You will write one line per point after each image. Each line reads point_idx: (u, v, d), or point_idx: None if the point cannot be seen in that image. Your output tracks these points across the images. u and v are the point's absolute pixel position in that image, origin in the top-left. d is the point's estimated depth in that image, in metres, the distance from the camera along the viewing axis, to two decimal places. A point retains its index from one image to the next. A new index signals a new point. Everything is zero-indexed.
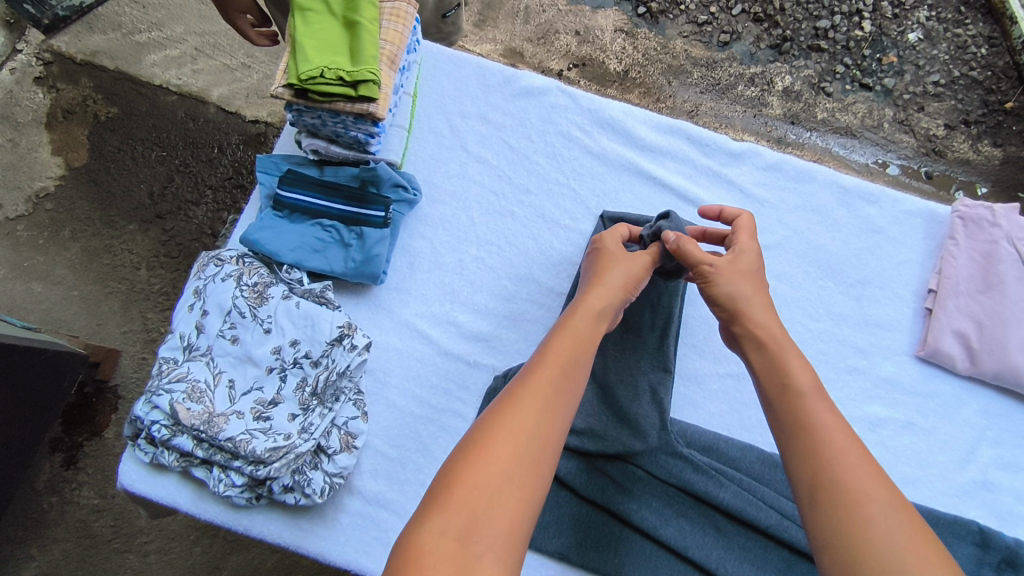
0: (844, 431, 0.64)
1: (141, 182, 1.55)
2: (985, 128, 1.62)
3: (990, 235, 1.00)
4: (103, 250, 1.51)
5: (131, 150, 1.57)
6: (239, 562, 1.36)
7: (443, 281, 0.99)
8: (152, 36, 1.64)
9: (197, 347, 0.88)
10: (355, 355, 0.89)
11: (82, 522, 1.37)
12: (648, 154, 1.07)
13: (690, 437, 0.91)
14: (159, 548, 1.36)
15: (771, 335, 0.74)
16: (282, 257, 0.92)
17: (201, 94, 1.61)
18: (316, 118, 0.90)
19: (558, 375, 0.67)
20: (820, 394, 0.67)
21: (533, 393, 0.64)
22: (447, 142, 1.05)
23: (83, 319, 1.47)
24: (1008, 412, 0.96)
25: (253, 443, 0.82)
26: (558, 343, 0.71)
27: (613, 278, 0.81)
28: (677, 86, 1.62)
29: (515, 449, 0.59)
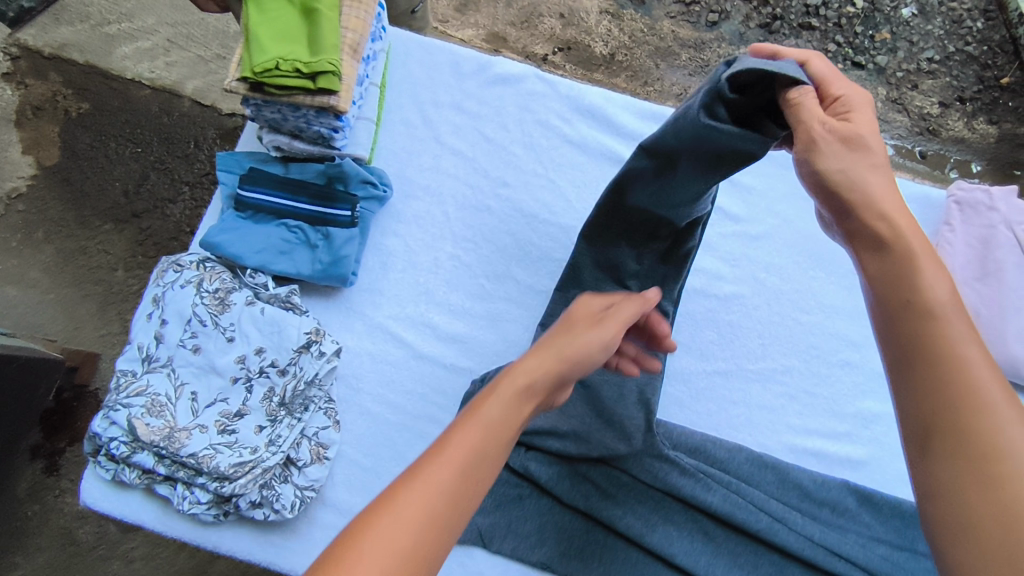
0: (987, 363, 0.49)
1: (115, 180, 1.49)
2: (980, 105, 1.58)
3: (987, 218, 0.95)
4: (77, 252, 1.46)
5: (104, 148, 1.51)
6: (226, 567, 1.33)
7: (417, 281, 0.94)
8: (122, 28, 1.57)
9: (156, 359, 0.83)
10: (323, 362, 0.86)
11: (64, 530, 1.33)
12: (630, 142, 1.01)
13: (675, 439, 0.88)
14: (144, 554, 1.33)
15: (894, 230, 0.54)
16: (245, 259, 0.87)
17: (175, 88, 1.55)
18: (276, 112, 0.85)
19: (486, 442, 0.53)
20: (957, 310, 0.51)
21: (450, 460, 0.51)
22: (420, 133, 1.00)
23: (59, 324, 1.42)
24: None
25: (217, 459, 0.79)
26: (496, 399, 0.57)
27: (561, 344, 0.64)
28: (665, 69, 1.57)
29: (408, 538, 0.46)
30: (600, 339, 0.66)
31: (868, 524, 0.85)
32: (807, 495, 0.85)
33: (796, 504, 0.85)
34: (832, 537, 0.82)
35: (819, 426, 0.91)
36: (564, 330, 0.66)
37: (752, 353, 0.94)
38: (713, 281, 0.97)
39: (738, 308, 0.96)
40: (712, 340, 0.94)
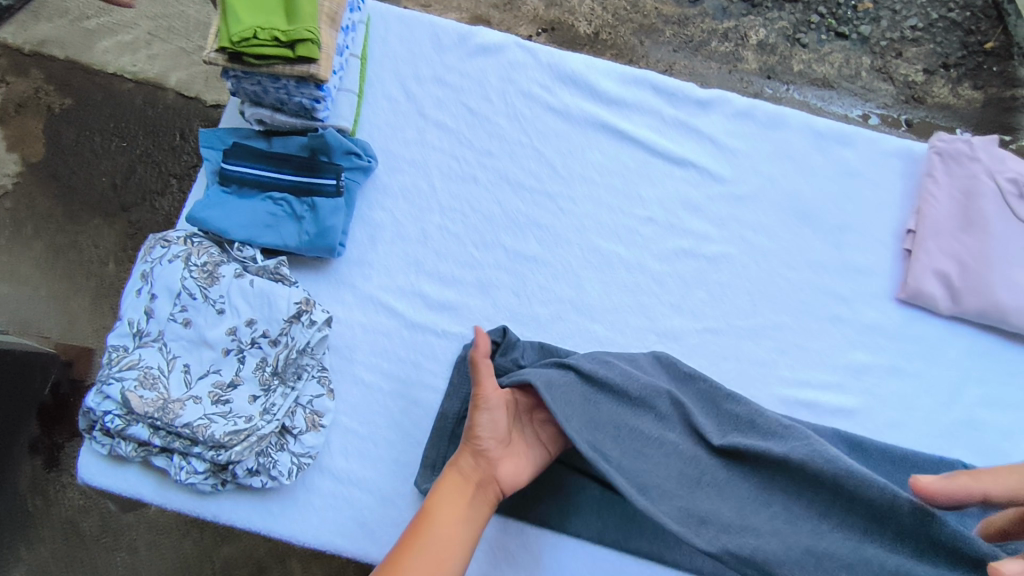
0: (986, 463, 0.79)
1: (102, 174, 1.48)
2: (965, 70, 1.58)
3: (969, 170, 0.95)
4: (68, 247, 1.46)
5: (89, 142, 1.49)
6: (234, 552, 1.33)
7: (406, 252, 0.93)
8: (101, 22, 1.55)
9: (147, 333, 0.84)
10: (315, 331, 0.86)
11: (70, 522, 1.33)
12: (613, 108, 0.99)
13: None
14: (149, 543, 1.33)
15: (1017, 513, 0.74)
16: (232, 234, 0.88)
17: (158, 80, 1.53)
18: (256, 85, 0.85)
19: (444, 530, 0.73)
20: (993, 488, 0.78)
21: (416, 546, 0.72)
22: (404, 107, 0.98)
23: (52, 318, 1.42)
24: (993, 351, 0.93)
25: (212, 428, 0.80)
26: (445, 491, 0.76)
27: (483, 423, 0.78)
28: (650, 46, 1.58)
29: None
30: (497, 416, 0.79)
31: None
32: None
33: None
34: None
35: (811, 378, 0.92)
36: (476, 410, 0.79)
37: (741, 310, 0.93)
38: (700, 242, 0.95)
39: (727, 267, 0.94)
40: (703, 300, 0.93)
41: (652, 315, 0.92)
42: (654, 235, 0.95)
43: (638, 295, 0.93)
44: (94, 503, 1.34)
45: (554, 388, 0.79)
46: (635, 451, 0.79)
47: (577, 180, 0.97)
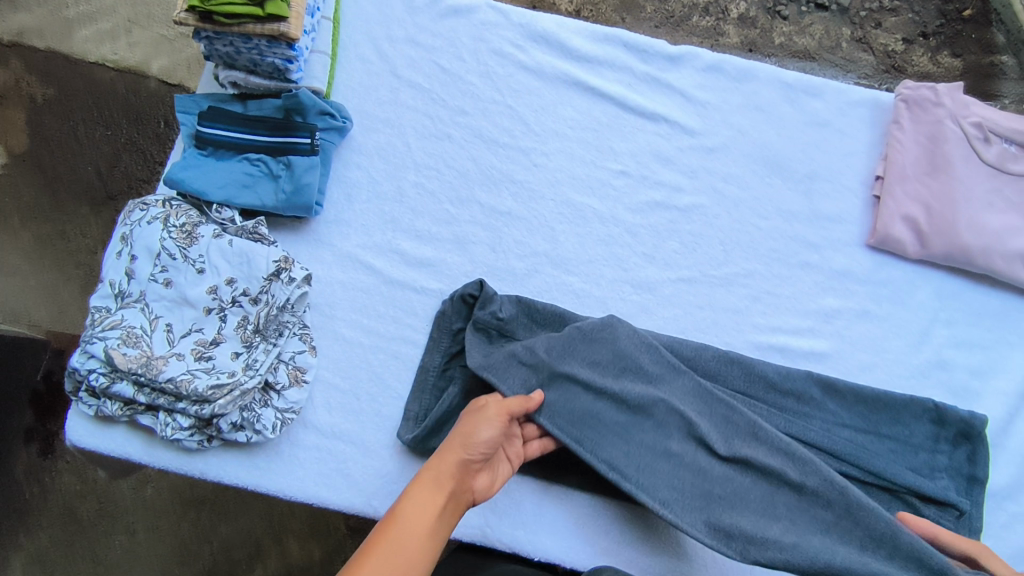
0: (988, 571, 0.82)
1: (87, 163, 1.44)
2: (944, 38, 1.53)
3: (934, 115, 0.96)
4: (55, 236, 1.41)
5: (73, 131, 1.45)
6: (230, 533, 1.30)
7: (384, 210, 0.95)
8: (80, 11, 1.49)
9: (130, 294, 0.85)
10: (294, 288, 0.87)
11: (67, 508, 1.31)
12: (585, 65, 1.01)
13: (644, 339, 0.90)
14: (147, 527, 1.30)
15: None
16: (210, 195, 0.89)
17: (140, 69, 1.47)
18: (228, 45, 0.86)
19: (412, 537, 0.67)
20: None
21: (380, 553, 0.64)
22: (376, 68, 1.00)
23: (42, 308, 1.38)
24: (959, 293, 0.96)
25: (195, 383, 0.81)
26: (417, 493, 0.70)
27: (480, 432, 0.75)
28: (632, 23, 1.51)
29: None
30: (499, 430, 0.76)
31: (833, 411, 0.89)
32: (772, 386, 0.89)
33: (762, 395, 0.89)
34: (797, 428, 0.87)
35: (783, 323, 0.94)
36: (476, 417, 0.77)
37: (714, 259, 0.95)
38: (673, 194, 0.97)
39: (699, 218, 0.96)
40: (675, 250, 0.95)
41: (626, 266, 0.95)
42: (627, 188, 0.97)
43: (612, 247, 0.95)
44: (90, 487, 1.30)
45: (556, 413, 0.83)
46: (649, 466, 0.83)
47: (551, 136, 0.98)
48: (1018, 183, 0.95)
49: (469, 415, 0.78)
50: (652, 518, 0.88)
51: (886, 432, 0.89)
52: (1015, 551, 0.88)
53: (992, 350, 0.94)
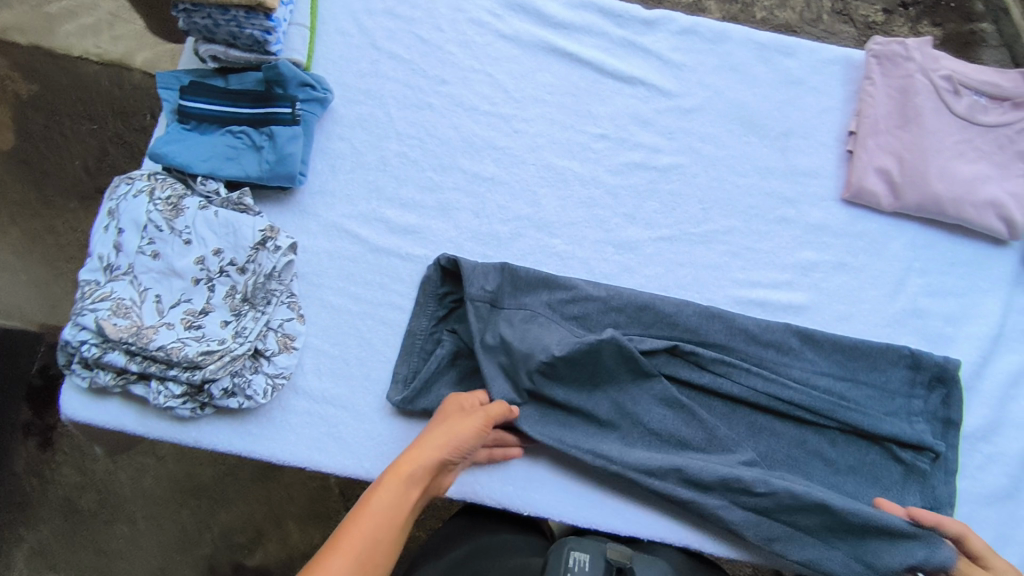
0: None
1: (75, 157, 1.42)
2: (923, 8, 1.50)
3: (905, 69, 0.99)
4: (46, 232, 1.40)
5: (59, 127, 1.42)
6: (230, 519, 1.30)
7: (368, 179, 0.97)
8: (62, 5, 1.46)
9: (118, 267, 0.86)
10: (281, 256, 0.88)
11: (66, 499, 1.30)
12: (562, 31, 1.03)
13: (626, 299, 0.91)
14: (148, 515, 1.30)
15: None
16: (194, 168, 0.90)
17: (124, 62, 1.45)
18: (206, 18, 0.88)
19: (384, 527, 0.69)
20: None
21: (352, 543, 0.66)
22: (356, 40, 1.01)
23: (35, 304, 1.36)
24: (932, 243, 0.98)
25: (186, 349, 0.83)
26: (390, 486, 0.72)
27: (456, 432, 0.79)
28: None
29: None
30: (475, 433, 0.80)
31: (812, 360, 0.91)
32: (752, 338, 0.91)
33: (743, 348, 0.91)
34: (776, 387, 0.89)
35: (762, 278, 0.96)
36: (453, 421, 0.81)
37: (694, 218, 0.98)
38: (652, 154, 0.99)
39: (677, 177, 0.99)
40: (655, 210, 0.98)
41: (608, 227, 0.97)
42: (606, 150, 0.99)
43: (593, 209, 0.97)
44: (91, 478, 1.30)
45: (537, 422, 0.89)
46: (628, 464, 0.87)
47: (530, 102, 1.00)
48: (987, 133, 0.97)
49: (446, 418, 0.82)
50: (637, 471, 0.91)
51: (863, 379, 0.91)
52: (992, 490, 0.90)
53: (965, 297, 0.97)
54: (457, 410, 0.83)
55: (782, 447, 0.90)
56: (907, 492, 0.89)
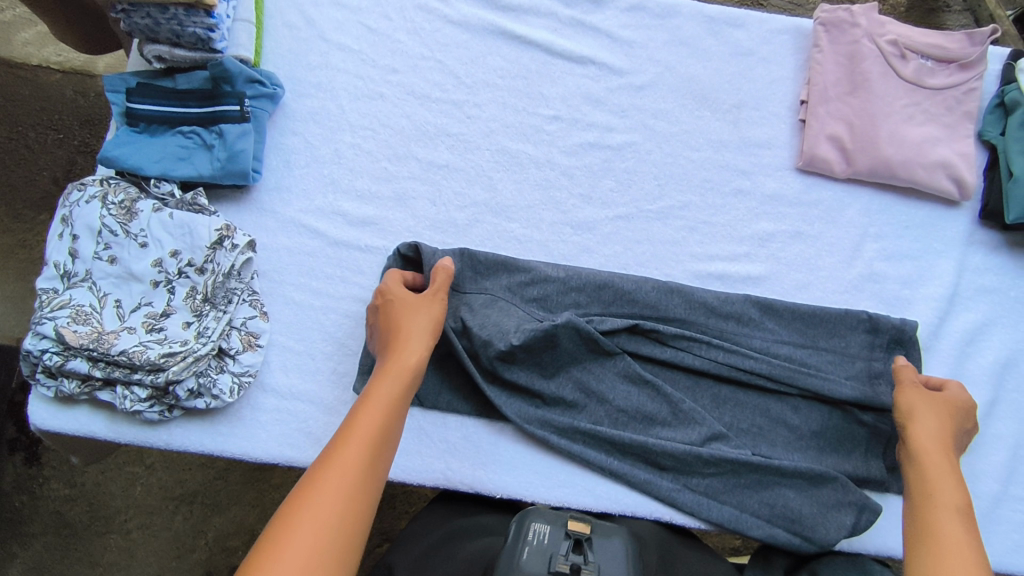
0: (926, 416, 0.84)
1: (42, 169, 1.38)
2: None
3: (851, 35, 1.00)
4: (17, 247, 1.35)
5: (23, 138, 1.39)
6: (223, 523, 1.30)
7: (323, 173, 0.97)
8: (17, 13, 1.43)
9: (75, 274, 0.86)
10: (238, 254, 0.89)
11: (57, 513, 1.30)
12: (510, 14, 1.03)
13: (586, 279, 0.92)
14: (140, 524, 1.30)
15: (918, 405, 0.85)
16: (147, 170, 0.90)
17: (87, 68, 1.43)
18: (146, 17, 0.87)
19: (386, 411, 0.74)
20: (926, 422, 0.84)
21: (363, 427, 0.72)
22: (304, 34, 1.00)
23: (11, 319, 1.32)
24: (887, 208, 0.99)
25: (148, 352, 0.83)
26: (388, 376, 0.78)
27: (423, 311, 0.85)
28: None
29: (351, 474, 0.67)
30: (435, 303, 0.86)
31: (772, 330, 0.93)
32: (711, 311, 0.92)
33: (703, 321, 0.92)
34: (736, 357, 0.91)
35: (719, 251, 0.97)
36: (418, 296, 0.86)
37: (649, 194, 0.98)
38: (606, 133, 1.00)
39: (632, 155, 1.00)
40: (611, 188, 0.98)
41: (565, 208, 0.97)
42: (560, 131, 1.00)
43: (549, 191, 0.98)
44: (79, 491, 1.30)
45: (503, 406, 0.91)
46: (593, 443, 0.90)
47: (481, 87, 1.01)
48: (935, 95, 0.99)
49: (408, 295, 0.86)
50: None
51: (821, 344, 0.93)
52: None
53: (921, 259, 0.98)
54: (424, 298, 0.86)
55: (747, 417, 0.92)
56: (871, 454, 0.91)
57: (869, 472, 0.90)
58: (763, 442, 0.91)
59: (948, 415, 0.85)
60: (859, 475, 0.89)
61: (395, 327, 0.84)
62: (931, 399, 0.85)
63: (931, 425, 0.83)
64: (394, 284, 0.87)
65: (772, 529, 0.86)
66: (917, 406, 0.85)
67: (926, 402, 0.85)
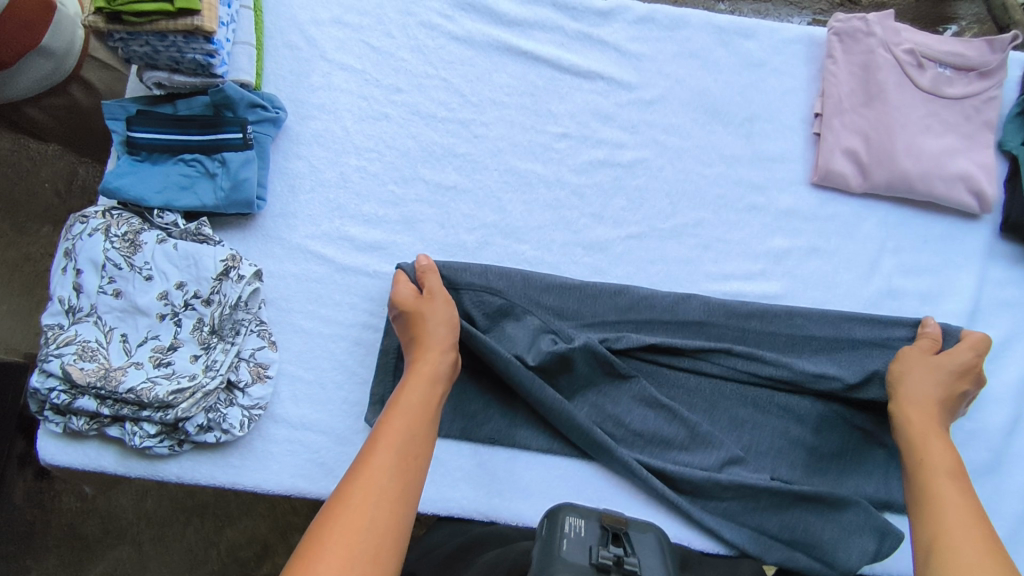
0: (919, 379, 0.84)
1: (44, 180, 1.37)
2: None
3: (866, 45, 0.97)
4: (21, 261, 1.34)
5: (24, 150, 1.37)
6: (235, 535, 1.30)
7: (328, 198, 0.95)
8: None
9: (80, 309, 0.84)
10: (245, 285, 0.87)
11: (70, 527, 1.29)
12: (516, 29, 1.01)
13: (602, 291, 0.91)
14: (153, 536, 1.29)
15: (912, 368, 0.85)
16: (149, 201, 0.88)
17: None
18: (145, 45, 0.85)
19: (413, 419, 0.75)
20: (918, 383, 0.84)
21: (392, 434, 0.72)
22: (305, 54, 0.98)
23: (19, 334, 1.31)
24: (905, 222, 0.97)
25: (156, 389, 0.81)
26: (411, 383, 0.79)
27: (435, 317, 0.84)
28: None
29: (382, 478, 0.67)
30: (441, 307, 0.85)
31: (796, 331, 0.91)
32: (732, 313, 0.91)
33: (725, 323, 0.91)
34: (758, 363, 0.89)
35: (733, 269, 0.95)
36: (423, 301, 0.85)
37: (662, 212, 0.96)
38: (616, 150, 0.98)
39: (643, 172, 0.97)
40: (622, 207, 0.96)
41: (576, 228, 0.95)
42: (569, 149, 0.98)
43: (560, 211, 0.96)
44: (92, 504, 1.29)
45: (517, 436, 0.90)
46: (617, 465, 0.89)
47: (487, 105, 0.98)
48: (953, 105, 0.96)
49: (416, 301, 0.85)
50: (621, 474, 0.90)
51: (852, 342, 0.90)
52: (977, 466, 0.91)
53: (940, 274, 0.96)
54: (430, 301, 0.85)
55: (766, 439, 0.90)
56: (890, 476, 0.90)
57: (890, 494, 0.89)
58: (783, 465, 0.89)
59: (942, 373, 0.84)
60: (879, 497, 0.88)
61: (411, 336, 0.84)
62: (928, 359, 0.85)
63: (924, 386, 0.83)
64: (401, 291, 0.86)
65: (792, 552, 0.86)
66: (912, 367, 0.85)
67: (926, 362, 0.85)
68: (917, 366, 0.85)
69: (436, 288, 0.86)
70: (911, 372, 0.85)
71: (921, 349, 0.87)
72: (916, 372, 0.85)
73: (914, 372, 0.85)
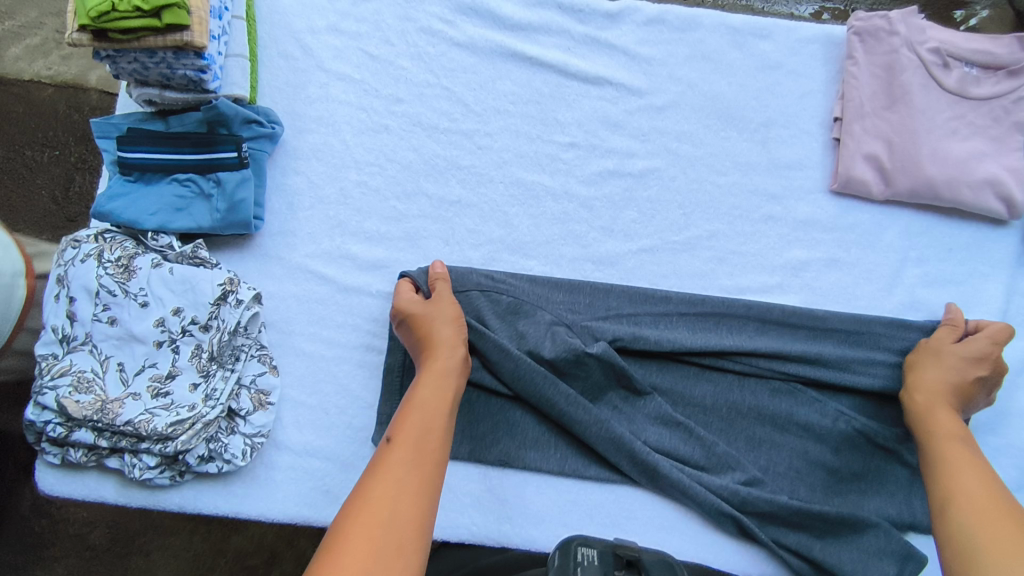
0: (936, 362, 0.82)
1: (40, 188, 1.27)
2: None
3: (889, 44, 0.92)
4: None
5: (17, 157, 1.27)
6: (243, 541, 1.24)
7: (329, 214, 0.91)
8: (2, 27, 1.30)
9: (75, 337, 0.81)
10: (244, 309, 0.84)
11: (79, 536, 1.25)
12: (521, 34, 0.96)
13: (618, 293, 0.88)
14: (160, 545, 1.24)
15: (928, 353, 0.84)
16: (144, 224, 0.85)
17: (79, 81, 1.30)
18: (133, 62, 0.82)
19: (428, 416, 0.74)
20: (933, 364, 0.82)
21: (406, 434, 0.71)
22: (301, 64, 0.94)
23: None
24: (929, 230, 0.93)
25: (155, 421, 0.79)
26: (425, 381, 0.77)
27: (443, 321, 0.81)
28: None
29: (400, 477, 0.66)
30: (448, 310, 0.82)
31: (817, 339, 0.87)
32: (763, 322, 0.87)
33: (750, 330, 0.88)
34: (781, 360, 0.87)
35: (749, 282, 0.92)
36: (430, 305, 0.82)
37: (675, 223, 0.93)
38: (626, 159, 0.94)
39: (655, 182, 0.93)
40: (634, 219, 0.93)
41: (585, 242, 0.92)
42: (577, 159, 0.94)
43: (568, 224, 0.92)
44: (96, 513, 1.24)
45: (526, 457, 0.87)
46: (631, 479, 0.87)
47: (491, 114, 0.94)
48: (980, 107, 0.91)
49: (422, 306, 0.82)
50: (637, 496, 0.87)
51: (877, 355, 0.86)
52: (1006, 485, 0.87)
53: (966, 284, 0.92)
54: (437, 305, 0.82)
55: (784, 459, 0.87)
56: (913, 496, 0.87)
57: (913, 515, 0.86)
58: (801, 485, 0.86)
59: (959, 361, 0.82)
60: (903, 519, 0.85)
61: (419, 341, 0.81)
62: (947, 347, 0.83)
63: (939, 370, 0.82)
64: (404, 299, 0.83)
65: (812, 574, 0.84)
66: (931, 355, 0.83)
67: (945, 350, 0.83)
68: (936, 352, 0.83)
69: (444, 292, 0.83)
70: (930, 359, 0.83)
71: (944, 338, 0.85)
72: (933, 359, 0.83)
73: (932, 359, 0.83)
